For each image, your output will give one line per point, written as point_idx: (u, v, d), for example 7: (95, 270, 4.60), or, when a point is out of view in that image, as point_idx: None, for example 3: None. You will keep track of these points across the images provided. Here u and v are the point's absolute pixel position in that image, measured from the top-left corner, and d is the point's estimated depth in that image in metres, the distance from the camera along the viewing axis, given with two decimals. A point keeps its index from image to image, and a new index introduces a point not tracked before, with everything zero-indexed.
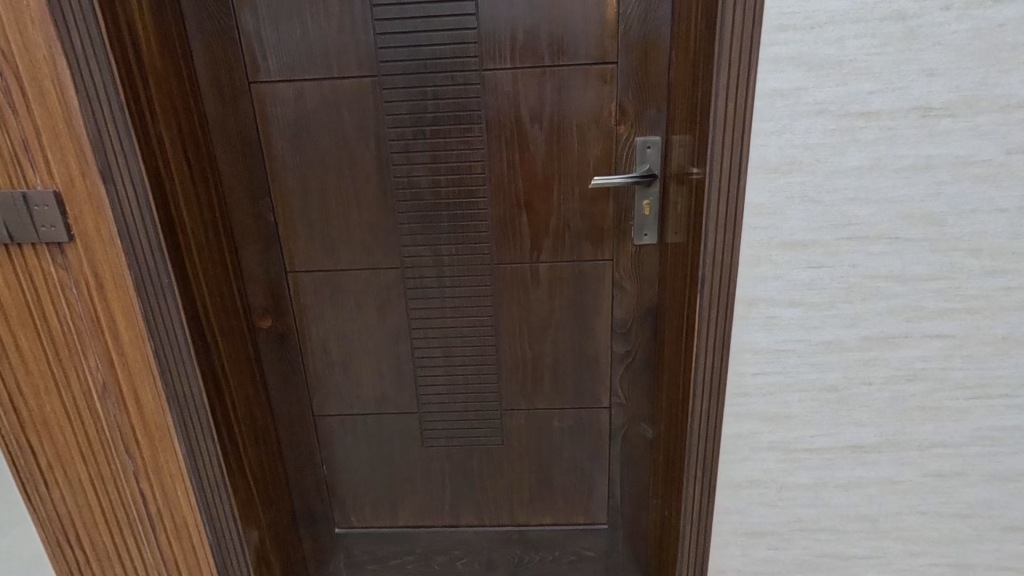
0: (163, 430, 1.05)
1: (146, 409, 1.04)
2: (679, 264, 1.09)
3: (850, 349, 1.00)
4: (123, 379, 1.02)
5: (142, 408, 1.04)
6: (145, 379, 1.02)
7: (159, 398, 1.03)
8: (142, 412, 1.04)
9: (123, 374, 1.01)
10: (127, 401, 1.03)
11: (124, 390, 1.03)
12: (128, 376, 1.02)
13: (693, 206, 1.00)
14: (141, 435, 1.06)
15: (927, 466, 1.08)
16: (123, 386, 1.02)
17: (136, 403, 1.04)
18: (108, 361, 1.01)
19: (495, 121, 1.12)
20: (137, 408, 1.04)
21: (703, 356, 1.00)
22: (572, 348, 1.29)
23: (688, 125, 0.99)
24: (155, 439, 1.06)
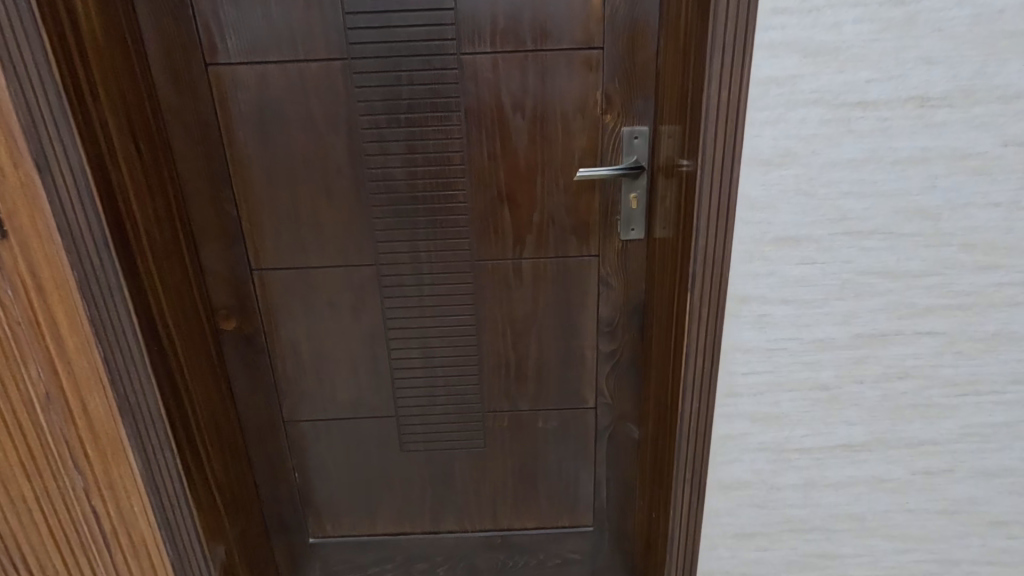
0: (115, 442, 0.96)
1: (94, 420, 0.95)
2: (667, 260, 1.04)
3: (841, 347, 0.97)
4: (65, 388, 0.92)
5: (90, 419, 0.95)
6: (90, 387, 0.92)
7: (108, 407, 0.94)
8: (91, 423, 0.95)
9: (66, 381, 0.92)
10: (72, 410, 0.94)
11: (68, 399, 0.93)
12: (72, 385, 0.92)
13: (682, 200, 0.95)
14: (91, 448, 0.97)
15: (916, 464, 1.07)
16: (66, 395, 0.93)
17: (83, 412, 0.94)
18: (48, 369, 0.91)
19: (475, 110, 1.06)
20: (84, 419, 0.95)
21: (693, 357, 0.97)
22: (556, 347, 1.25)
23: (678, 115, 0.94)
24: (106, 453, 0.97)
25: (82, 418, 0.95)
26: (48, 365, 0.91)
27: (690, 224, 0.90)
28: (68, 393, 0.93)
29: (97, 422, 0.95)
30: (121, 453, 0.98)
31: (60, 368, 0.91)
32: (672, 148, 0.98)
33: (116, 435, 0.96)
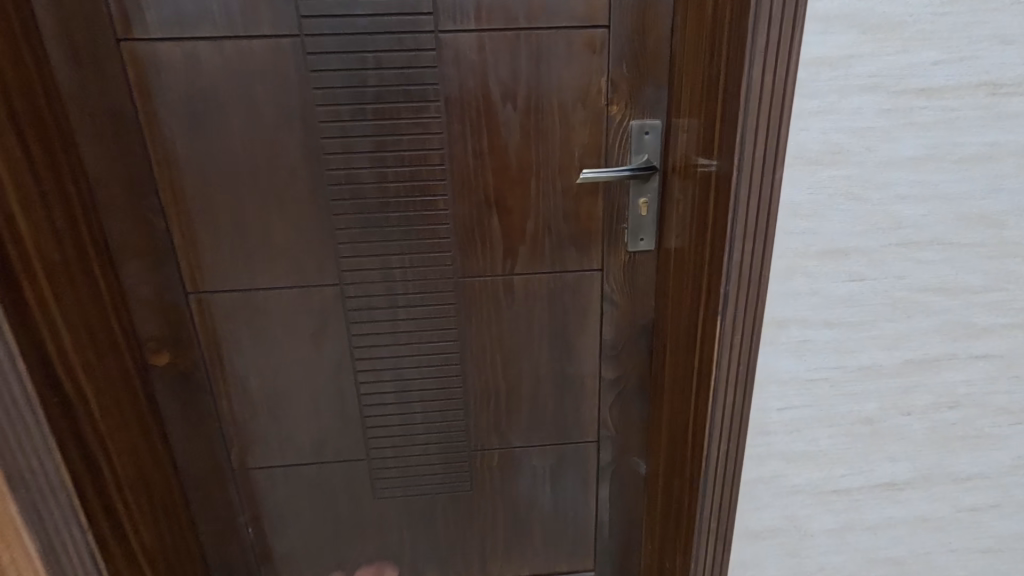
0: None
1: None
2: (684, 276, 0.89)
3: (888, 375, 0.84)
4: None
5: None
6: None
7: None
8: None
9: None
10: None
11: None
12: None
13: (704, 206, 0.80)
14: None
15: (962, 501, 0.95)
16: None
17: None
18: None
19: (457, 99, 0.88)
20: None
21: (722, 390, 0.82)
22: (551, 374, 1.08)
23: (700, 104, 0.79)
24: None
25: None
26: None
27: (720, 235, 0.75)
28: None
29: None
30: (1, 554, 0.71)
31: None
32: (691, 146, 0.83)
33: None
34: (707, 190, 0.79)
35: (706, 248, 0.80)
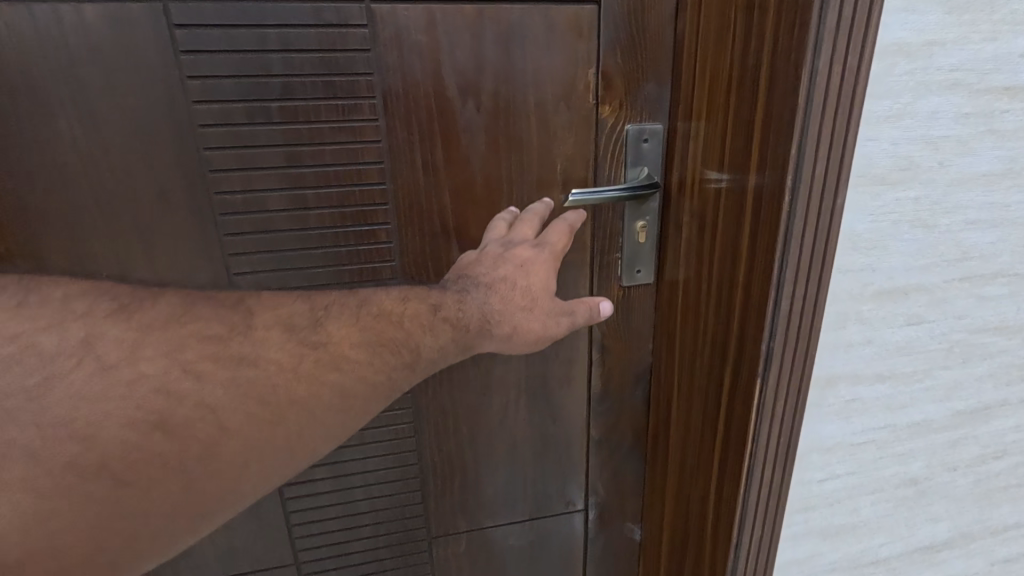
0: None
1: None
2: (695, 320, 0.71)
3: (938, 430, 0.71)
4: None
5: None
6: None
7: (33, 319, 0.44)
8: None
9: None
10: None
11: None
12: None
13: (727, 237, 0.62)
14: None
15: (996, 553, 0.85)
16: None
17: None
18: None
19: (399, 96, 0.65)
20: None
21: (759, 466, 0.65)
22: (530, 435, 0.87)
23: (723, 105, 0.61)
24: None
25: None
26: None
27: (760, 278, 0.57)
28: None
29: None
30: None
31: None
32: (704, 158, 0.65)
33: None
34: (733, 218, 0.61)
35: (735, 292, 0.62)
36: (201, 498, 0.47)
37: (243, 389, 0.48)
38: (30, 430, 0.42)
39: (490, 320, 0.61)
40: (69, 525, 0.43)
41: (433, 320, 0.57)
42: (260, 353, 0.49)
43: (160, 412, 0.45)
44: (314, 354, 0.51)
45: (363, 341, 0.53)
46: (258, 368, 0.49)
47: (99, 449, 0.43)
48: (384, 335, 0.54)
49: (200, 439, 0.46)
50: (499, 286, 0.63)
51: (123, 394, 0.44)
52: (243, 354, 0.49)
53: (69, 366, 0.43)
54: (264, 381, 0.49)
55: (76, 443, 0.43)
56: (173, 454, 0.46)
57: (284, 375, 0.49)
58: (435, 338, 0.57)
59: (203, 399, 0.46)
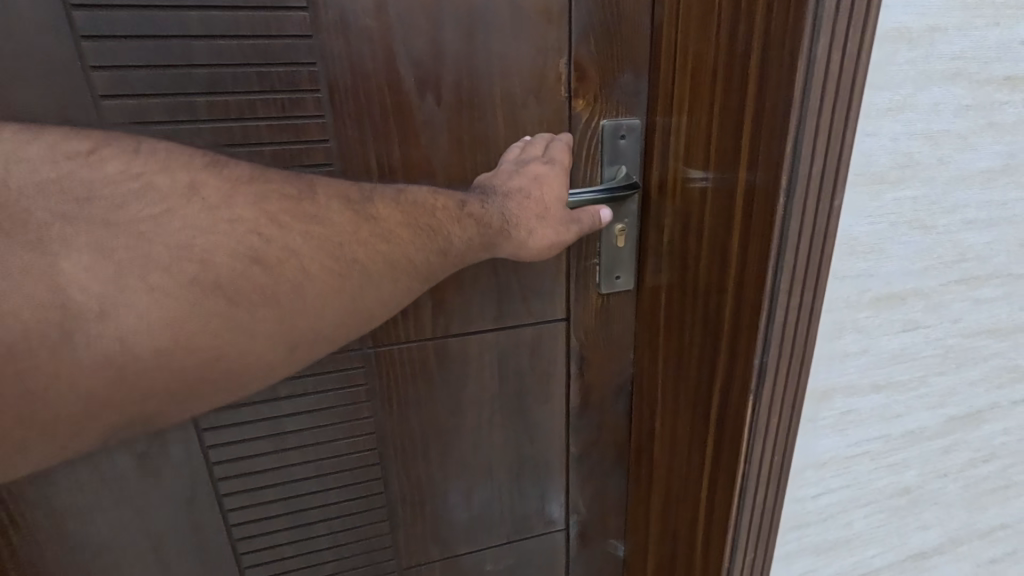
0: (104, 310, 0.47)
1: (58, 290, 0.46)
2: (678, 332, 0.66)
3: (931, 437, 0.68)
4: (91, 142, 0.48)
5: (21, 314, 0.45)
6: (82, 167, 0.47)
7: (151, 161, 0.48)
8: (75, 284, 0.46)
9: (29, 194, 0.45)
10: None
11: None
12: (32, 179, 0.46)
13: (713, 244, 0.57)
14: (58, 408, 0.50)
15: (984, 554, 0.83)
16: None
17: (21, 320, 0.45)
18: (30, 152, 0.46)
19: (348, 89, 0.58)
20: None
21: (751, 488, 0.61)
22: (506, 454, 0.81)
23: (707, 98, 0.56)
24: (87, 377, 0.48)
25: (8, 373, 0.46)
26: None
27: (752, 288, 0.52)
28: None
29: (45, 329, 0.46)
30: (126, 321, 0.48)
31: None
32: (686, 158, 0.60)
33: (119, 283, 0.47)
34: (720, 223, 0.56)
35: (724, 302, 0.57)
36: (294, 322, 0.54)
37: (316, 243, 0.52)
38: (159, 247, 0.48)
39: (512, 217, 0.58)
40: (200, 331, 0.51)
41: (459, 213, 0.57)
42: (326, 216, 0.53)
43: (253, 243, 0.51)
44: (369, 224, 0.54)
45: (407, 222, 0.55)
46: (325, 227, 0.52)
47: (214, 265, 0.49)
48: (424, 219, 0.55)
49: (289, 277, 0.52)
50: (515, 195, 0.58)
51: (225, 229, 0.50)
52: (313, 213, 0.52)
53: (185, 203, 0.49)
54: (331, 240, 0.53)
55: (192, 265, 0.49)
56: (270, 284, 0.52)
57: (340, 242, 0.53)
58: (462, 232, 0.57)
59: (287, 245, 0.51)
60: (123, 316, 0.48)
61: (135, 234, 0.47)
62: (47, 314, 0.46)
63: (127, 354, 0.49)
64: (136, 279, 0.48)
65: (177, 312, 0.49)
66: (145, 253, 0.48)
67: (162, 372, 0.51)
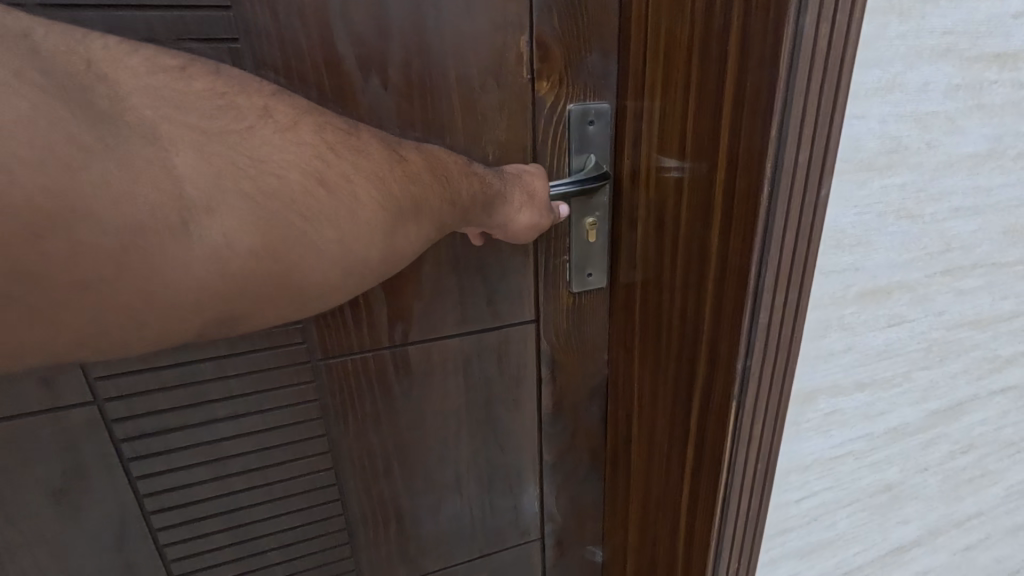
0: (211, 208, 0.35)
1: (165, 179, 0.34)
2: (654, 333, 0.62)
3: (913, 432, 0.66)
4: (179, 59, 0.39)
5: (119, 196, 0.32)
6: (123, 72, 0.36)
7: (232, 85, 0.40)
8: (183, 178, 0.35)
9: (34, 73, 0.32)
10: (51, 193, 0.30)
11: (37, 210, 0.30)
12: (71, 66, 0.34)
13: (690, 240, 0.53)
14: (133, 323, 0.36)
15: (959, 543, 0.82)
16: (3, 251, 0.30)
17: (122, 201, 0.33)
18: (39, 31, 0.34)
19: (278, 70, 0.51)
20: (84, 246, 0.32)
21: (734, 498, 0.57)
22: (475, 466, 0.76)
23: (680, 81, 0.51)
24: (182, 286, 0.36)
25: (101, 270, 0.33)
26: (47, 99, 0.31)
27: (733, 288, 0.48)
28: (49, 191, 0.30)
29: (146, 222, 0.33)
30: (228, 224, 0.36)
31: (5, 43, 0.32)
32: (659, 147, 0.55)
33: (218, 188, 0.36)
34: (697, 217, 0.51)
35: (704, 304, 0.52)
36: (352, 263, 0.43)
37: (366, 174, 0.43)
38: (245, 159, 0.37)
39: (507, 195, 0.54)
40: (283, 249, 0.38)
41: (467, 171, 0.51)
42: (370, 151, 0.45)
43: (319, 168, 0.41)
44: (401, 165, 0.46)
45: (435, 169, 0.49)
46: (370, 160, 0.44)
47: (290, 183, 0.39)
48: (446, 168, 0.50)
49: (349, 206, 0.41)
50: (507, 174, 0.56)
51: (295, 148, 0.40)
52: (360, 148, 0.44)
53: (268, 128, 0.40)
54: (377, 172, 0.44)
55: (271, 177, 0.38)
56: (333, 210, 0.41)
57: (365, 173, 0.43)
58: (472, 187, 0.51)
59: (344, 172, 0.42)
60: (226, 215, 0.36)
61: (226, 145, 0.37)
62: (141, 210, 0.33)
63: (225, 266, 0.36)
64: (233, 180, 0.36)
65: (268, 223, 0.38)
66: (232, 159, 0.37)
67: (248, 298, 0.39)
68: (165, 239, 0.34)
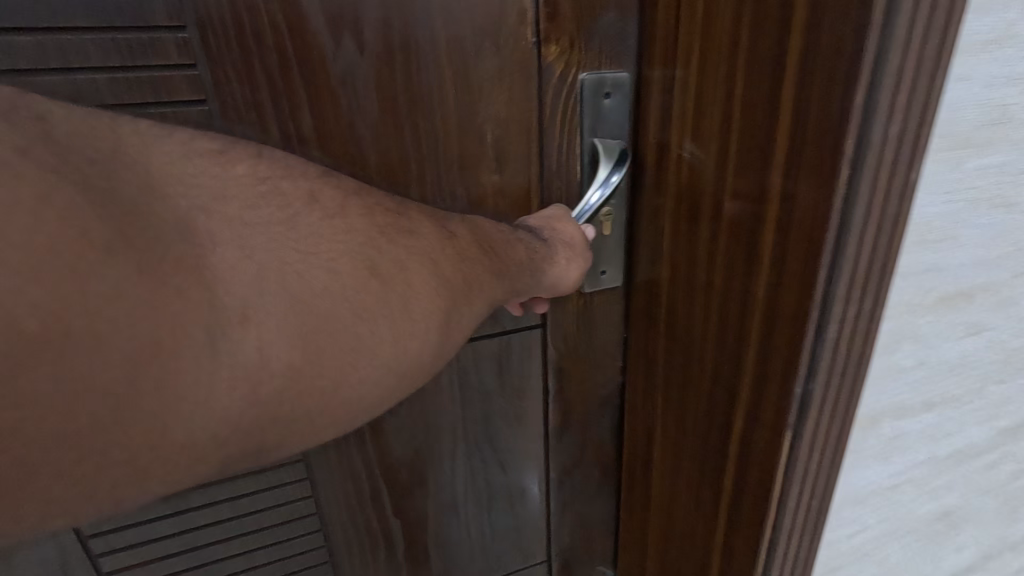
0: (248, 317, 0.27)
1: (197, 286, 0.26)
2: (679, 347, 0.53)
3: (980, 453, 0.57)
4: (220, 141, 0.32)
5: (143, 312, 0.24)
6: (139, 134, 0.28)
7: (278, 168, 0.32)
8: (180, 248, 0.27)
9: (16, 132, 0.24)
10: (44, 300, 0.22)
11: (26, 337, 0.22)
12: (84, 124, 0.27)
13: (731, 237, 0.44)
14: (133, 472, 0.26)
15: (1012, 565, 0.74)
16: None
17: (142, 307, 0.24)
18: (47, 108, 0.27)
19: (227, 26, 0.40)
20: (92, 380, 0.23)
21: (783, 542, 0.48)
22: (473, 488, 0.67)
23: (720, 45, 0.41)
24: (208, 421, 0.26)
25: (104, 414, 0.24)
26: (65, 180, 0.24)
27: (792, 298, 0.39)
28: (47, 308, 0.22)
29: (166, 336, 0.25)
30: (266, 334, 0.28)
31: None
32: (692, 127, 0.46)
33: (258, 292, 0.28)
34: (742, 212, 0.42)
35: (750, 316, 0.43)
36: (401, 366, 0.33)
37: (419, 261, 0.35)
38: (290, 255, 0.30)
39: (553, 256, 0.46)
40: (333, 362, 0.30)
41: (508, 237, 0.44)
42: (421, 231, 0.37)
43: (369, 256, 0.33)
44: (453, 244, 0.38)
45: (486, 246, 0.41)
46: (422, 241, 0.36)
47: (341, 277, 0.31)
48: (494, 241, 0.42)
49: (403, 300, 0.33)
50: (545, 228, 0.48)
51: (344, 235, 0.32)
52: (411, 228, 0.37)
53: (316, 211, 0.32)
54: (427, 254, 0.36)
55: (318, 273, 0.30)
56: (387, 309, 0.32)
57: (395, 243, 0.35)
58: (517, 252, 0.43)
59: (397, 258, 0.34)
60: (266, 322, 0.28)
61: (271, 237, 0.29)
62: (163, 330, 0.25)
63: (256, 388, 0.28)
64: (275, 286, 0.29)
65: (317, 330, 0.30)
66: (278, 259, 0.29)
67: (277, 422, 0.29)
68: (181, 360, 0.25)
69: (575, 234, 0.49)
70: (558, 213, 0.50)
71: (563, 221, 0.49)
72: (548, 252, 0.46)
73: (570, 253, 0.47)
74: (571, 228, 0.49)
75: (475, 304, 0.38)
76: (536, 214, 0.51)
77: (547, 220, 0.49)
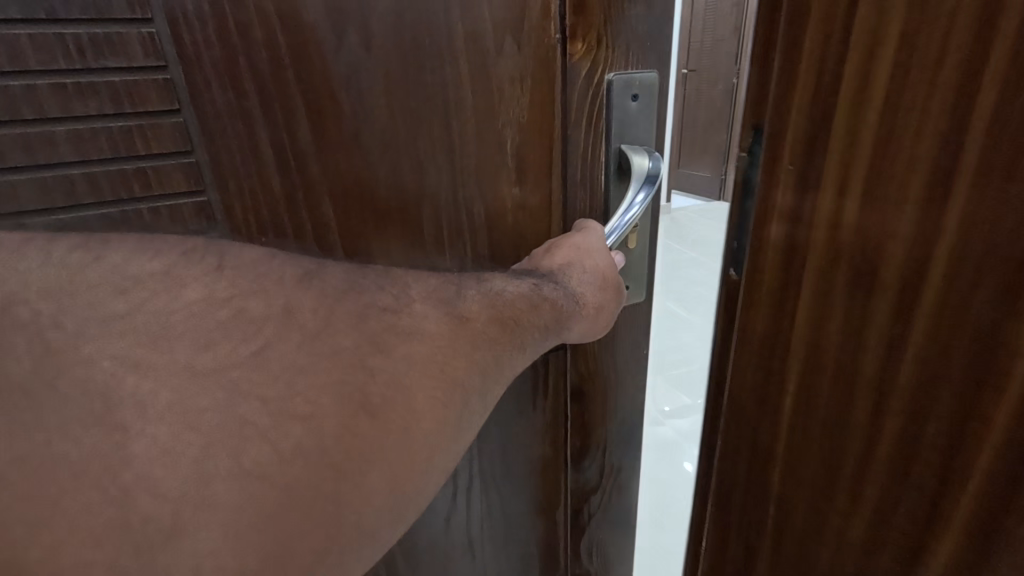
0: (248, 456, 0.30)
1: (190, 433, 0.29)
2: (798, 510, 0.35)
3: None
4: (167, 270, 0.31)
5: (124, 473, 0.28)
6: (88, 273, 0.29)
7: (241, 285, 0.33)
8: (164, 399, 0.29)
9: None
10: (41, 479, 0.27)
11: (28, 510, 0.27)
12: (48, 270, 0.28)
13: (934, 349, 0.26)
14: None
15: None
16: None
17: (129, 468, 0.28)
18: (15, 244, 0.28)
19: (207, 18, 0.34)
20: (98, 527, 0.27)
21: None
22: (487, 523, 0.62)
23: (913, 63, 0.24)
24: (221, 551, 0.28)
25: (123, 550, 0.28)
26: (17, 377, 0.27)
27: None
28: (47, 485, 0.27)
29: (201, 473, 0.29)
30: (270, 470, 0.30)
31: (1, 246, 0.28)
32: (858, 186, 0.27)
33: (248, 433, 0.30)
34: (956, 327, 0.25)
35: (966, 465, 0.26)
36: (413, 462, 0.36)
37: (421, 369, 0.36)
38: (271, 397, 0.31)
39: (573, 308, 0.45)
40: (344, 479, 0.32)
41: (529, 298, 0.43)
42: (426, 329, 0.37)
43: (362, 376, 0.34)
44: (461, 329, 0.39)
45: (498, 319, 0.40)
46: (424, 338, 0.37)
47: (343, 397, 0.33)
48: (512, 310, 0.41)
49: (407, 403, 0.35)
50: (574, 269, 0.46)
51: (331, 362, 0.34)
52: (412, 329, 0.37)
53: (297, 332, 0.33)
54: (429, 361, 0.37)
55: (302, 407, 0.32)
56: (391, 413, 0.35)
57: (388, 350, 0.36)
58: (536, 315, 0.43)
59: (394, 371, 0.35)
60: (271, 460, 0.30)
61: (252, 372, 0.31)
62: (142, 497, 0.28)
63: (265, 524, 0.30)
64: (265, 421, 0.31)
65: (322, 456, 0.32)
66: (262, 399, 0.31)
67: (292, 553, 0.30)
68: (216, 495, 0.29)
69: (604, 276, 0.47)
70: (590, 241, 0.47)
71: (594, 256, 0.46)
72: (570, 301, 0.45)
73: (592, 299, 0.46)
74: (602, 263, 0.47)
75: (478, 382, 0.39)
76: (564, 242, 0.47)
77: (578, 252, 0.46)
